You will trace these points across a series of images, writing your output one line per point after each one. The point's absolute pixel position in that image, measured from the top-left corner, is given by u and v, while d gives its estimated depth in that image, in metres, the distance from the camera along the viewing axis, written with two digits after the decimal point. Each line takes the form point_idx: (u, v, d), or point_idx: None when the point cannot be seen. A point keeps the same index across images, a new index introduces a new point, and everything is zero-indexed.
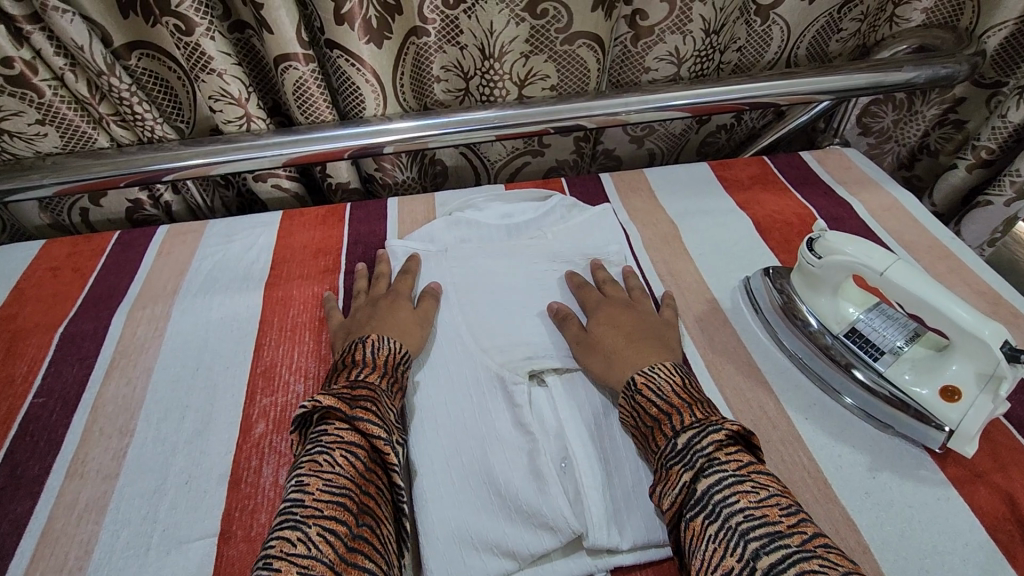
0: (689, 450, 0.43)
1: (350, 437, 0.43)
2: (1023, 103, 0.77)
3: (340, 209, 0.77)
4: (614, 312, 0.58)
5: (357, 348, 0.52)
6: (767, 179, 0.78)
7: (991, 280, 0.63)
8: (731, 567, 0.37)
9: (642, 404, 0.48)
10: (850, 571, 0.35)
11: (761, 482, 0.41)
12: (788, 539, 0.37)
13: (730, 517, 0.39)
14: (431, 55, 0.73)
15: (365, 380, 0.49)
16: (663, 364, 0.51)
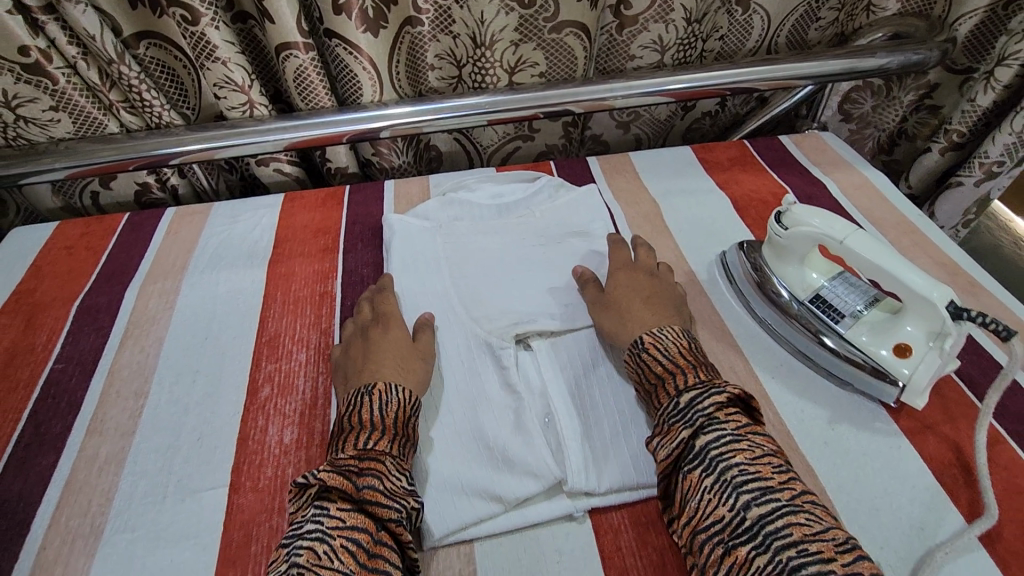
0: (690, 409, 0.47)
1: (354, 521, 0.43)
2: (990, 88, 0.80)
3: (340, 192, 0.80)
4: (639, 278, 0.60)
5: (362, 402, 0.49)
6: (746, 161, 0.82)
7: (952, 252, 0.67)
8: (723, 516, 0.41)
9: (648, 363, 0.51)
10: (832, 526, 0.39)
11: (757, 441, 0.44)
12: (779, 494, 0.40)
13: (726, 472, 0.42)
14: (425, 44, 0.76)
15: (374, 447, 0.46)
16: (674, 328, 0.54)
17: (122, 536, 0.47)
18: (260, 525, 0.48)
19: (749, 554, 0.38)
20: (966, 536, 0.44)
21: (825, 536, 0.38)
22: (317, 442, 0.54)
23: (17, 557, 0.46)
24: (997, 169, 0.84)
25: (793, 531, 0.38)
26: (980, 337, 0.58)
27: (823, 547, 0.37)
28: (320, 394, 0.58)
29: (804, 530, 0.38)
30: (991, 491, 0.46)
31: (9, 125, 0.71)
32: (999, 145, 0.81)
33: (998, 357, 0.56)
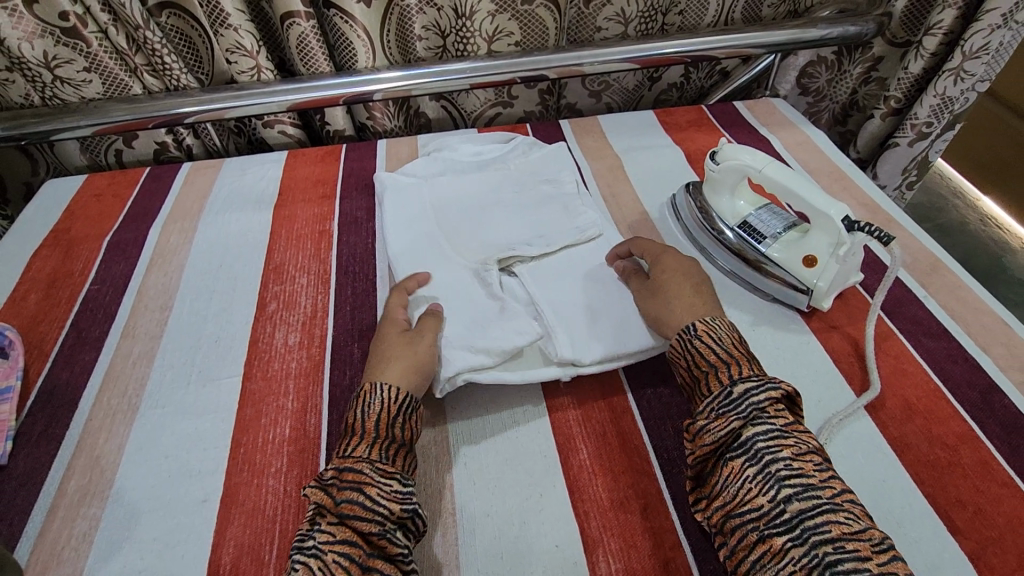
0: (743, 401, 0.46)
1: (341, 534, 0.42)
2: (919, 56, 0.89)
3: (337, 150, 0.90)
4: (672, 265, 0.61)
5: (352, 406, 0.50)
6: (702, 122, 0.91)
7: (874, 195, 0.77)
8: (763, 505, 0.41)
9: (700, 349, 0.51)
10: (868, 525, 0.40)
11: (803, 439, 0.44)
12: (821, 491, 0.40)
13: (771, 464, 0.42)
14: (413, 16, 0.85)
15: (354, 454, 0.46)
16: (726, 321, 0.54)
17: (154, 411, 0.57)
18: (267, 404, 0.57)
19: (784, 544, 0.39)
20: (854, 404, 0.54)
21: (860, 535, 0.38)
22: (318, 343, 0.62)
23: (68, 426, 0.56)
24: (928, 130, 0.94)
25: (832, 527, 0.38)
26: (876, 248, 0.69)
27: (859, 545, 0.38)
28: (320, 307, 0.66)
29: (843, 528, 0.38)
30: (877, 371, 0.56)
31: (46, 85, 0.81)
32: (926, 107, 0.91)
33: (886, 261, 0.68)
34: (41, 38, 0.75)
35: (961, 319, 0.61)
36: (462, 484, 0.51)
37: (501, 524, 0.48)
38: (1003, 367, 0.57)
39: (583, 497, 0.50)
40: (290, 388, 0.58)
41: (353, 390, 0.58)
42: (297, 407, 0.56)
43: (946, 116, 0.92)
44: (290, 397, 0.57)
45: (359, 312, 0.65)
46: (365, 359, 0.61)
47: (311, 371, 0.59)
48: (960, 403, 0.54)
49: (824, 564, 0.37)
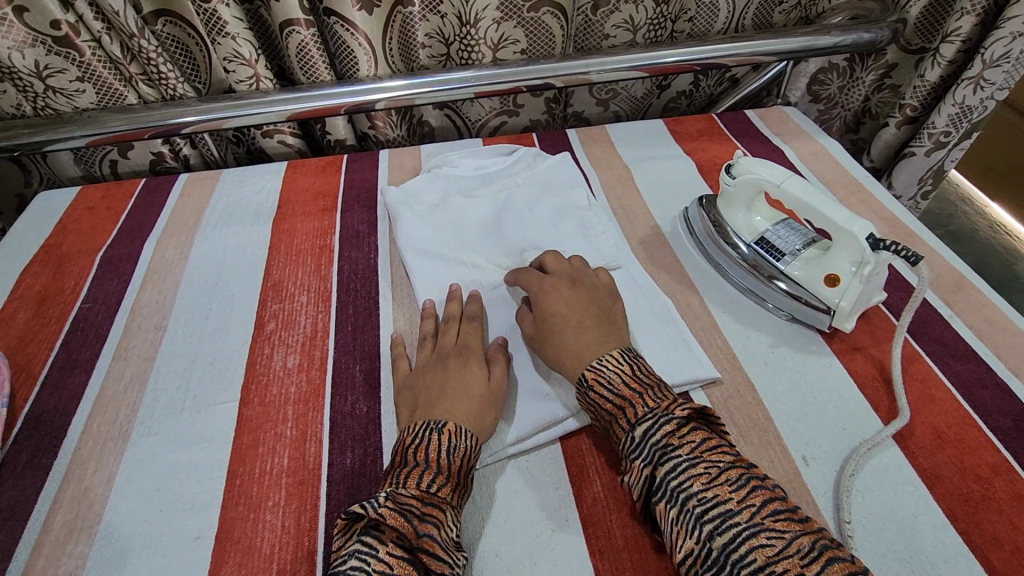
0: (645, 443, 0.45)
1: (402, 569, 0.39)
2: (936, 64, 0.87)
3: (338, 160, 0.87)
4: (563, 295, 0.58)
5: (430, 440, 0.47)
6: (713, 131, 0.89)
7: (893, 208, 0.74)
8: (692, 549, 0.40)
9: (596, 401, 0.49)
10: (798, 533, 0.38)
11: (713, 458, 0.43)
12: (738, 515, 0.39)
13: (687, 502, 0.41)
14: (416, 23, 0.83)
15: (436, 491, 0.44)
16: (613, 352, 0.52)
17: (146, 439, 0.54)
18: (265, 432, 0.54)
19: None
20: (882, 433, 0.51)
21: (789, 550, 0.37)
22: (318, 366, 0.60)
23: (56, 455, 0.53)
24: (946, 139, 0.91)
25: (756, 556, 0.37)
26: (899, 266, 0.67)
27: (789, 563, 0.36)
28: (320, 326, 0.63)
29: (766, 552, 0.37)
30: (905, 398, 0.53)
31: (38, 95, 0.78)
32: (945, 116, 0.88)
33: (911, 280, 0.65)
34: (32, 47, 0.73)
35: (989, 340, 0.59)
36: (469, 519, 0.48)
37: (510, 564, 0.46)
38: None
39: (596, 532, 0.47)
40: (289, 415, 0.55)
41: (355, 417, 0.55)
42: (297, 435, 0.54)
43: (965, 125, 0.89)
44: (288, 424, 0.55)
45: (361, 333, 0.63)
46: (367, 383, 0.58)
47: (311, 398, 0.57)
48: (992, 430, 0.52)
49: None
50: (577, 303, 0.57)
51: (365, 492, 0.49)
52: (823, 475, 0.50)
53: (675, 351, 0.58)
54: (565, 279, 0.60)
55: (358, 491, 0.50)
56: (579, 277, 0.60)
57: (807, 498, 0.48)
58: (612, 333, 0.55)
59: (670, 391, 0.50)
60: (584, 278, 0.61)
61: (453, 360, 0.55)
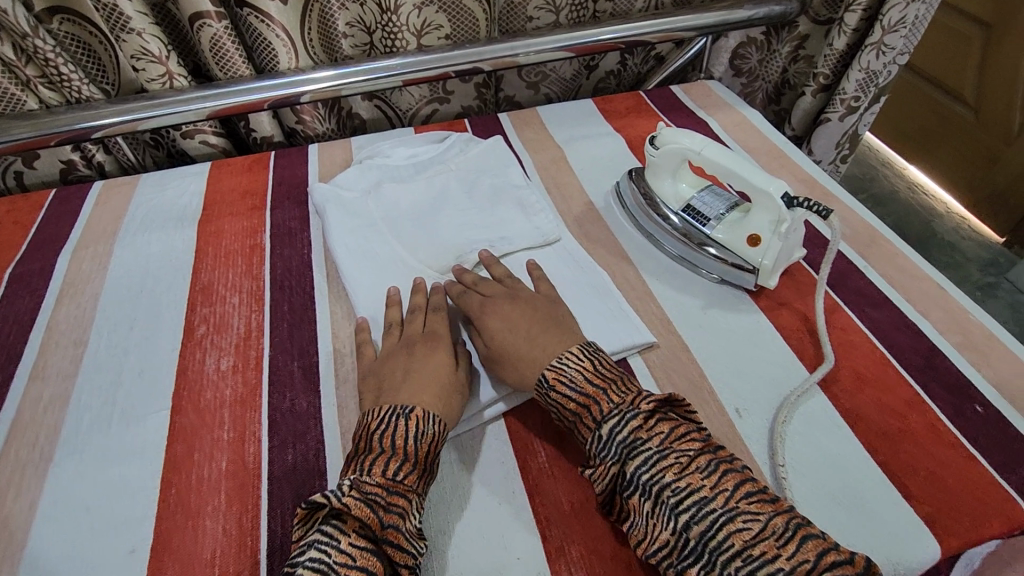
0: (612, 441, 0.45)
1: (364, 561, 0.39)
2: (842, 32, 0.91)
3: (264, 158, 0.84)
4: (504, 309, 0.57)
5: (398, 426, 0.46)
6: (640, 108, 0.91)
7: (810, 170, 0.78)
8: (669, 540, 0.41)
9: (559, 401, 0.49)
10: (771, 514, 0.39)
11: (682, 447, 0.43)
12: (714, 502, 0.40)
13: (660, 494, 0.42)
14: (334, 13, 0.81)
15: (402, 479, 0.44)
16: (572, 349, 0.51)
17: (71, 458, 0.51)
18: (201, 437, 0.52)
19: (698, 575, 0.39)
20: (809, 381, 0.54)
21: (765, 532, 0.38)
22: (253, 366, 0.58)
23: None
24: (856, 104, 0.96)
25: (734, 540, 0.38)
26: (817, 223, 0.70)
27: (766, 545, 0.38)
28: (254, 327, 0.62)
29: (744, 536, 0.39)
30: (828, 346, 0.56)
31: None
32: (853, 81, 0.93)
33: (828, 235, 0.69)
34: None
35: (900, 286, 0.63)
36: None
37: (460, 543, 0.46)
38: (942, 330, 0.58)
39: (542, 499, 0.48)
40: (226, 418, 0.54)
41: (296, 413, 0.54)
42: (235, 438, 0.52)
43: (872, 89, 0.94)
44: (225, 428, 0.53)
45: (297, 328, 0.61)
46: (306, 378, 0.57)
47: (248, 399, 0.55)
48: (905, 368, 0.55)
49: None
50: (525, 310, 0.56)
51: (309, 487, 0.49)
52: (756, 426, 0.52)
53: (611, 321, 0.59)
54: (503, 290, 0.59)
55: (302, 485, 0.49)
56: (518, 288, 0.60)
57: (743, 450, 0.50)
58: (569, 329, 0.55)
59: (631, 380, 0.50)
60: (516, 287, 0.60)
61: (421, 348, 0.54)
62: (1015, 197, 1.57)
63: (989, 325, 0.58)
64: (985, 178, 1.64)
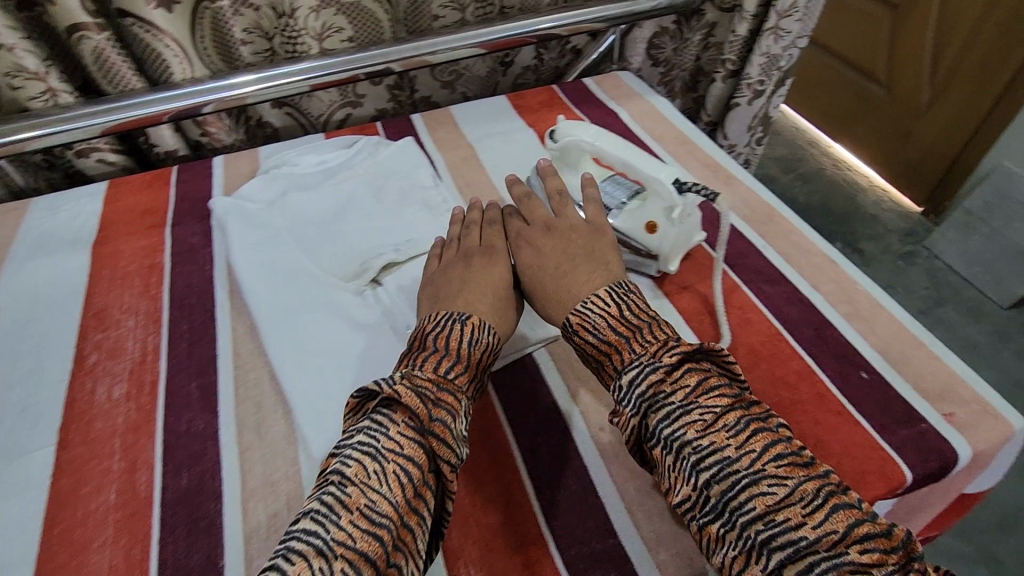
0: (632, 391, 0.44)
1: (413, 450, 0.41)
2: (743, 18, 0.94)
3: (166, 173, 0.81)
4: (548, 240, 0.59)
5: (454, 329, 0.50)
6: (553, 102, 0.92)
7: (715, 154, 0.80)
8: (690, 494, 0.40)
9: (583, 344, 0.50)
10: (801, 480, 0.38)
11: (710, 404, 0.42)
12: (738, 463, 0.39)
13: (682, 450, 0.41)
14: (228, 18, 0.78)
15: (451, 378, 0.46)
16: (600, 293, 0.52)
17: None
18: (90, 470, 0.50)
19: (718, 531, 0.38)
20: None
21: (791, 499, 0.37)
22: (148, 391, 0.56)
23: None
24: (761, 88, 0.99)
25: (755, 504, 0.37)
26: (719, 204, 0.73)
27: (791, 513, 0.36)
28: (150, 350, 0.59)
29: (767, 501, 0.37)
30: (726, 326, 0.58)
31: None
32: (756, 66, 0.96)
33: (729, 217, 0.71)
34: None
35: (794, 262, 0.65)
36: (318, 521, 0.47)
37: None
38: (833, 301, 0.61)
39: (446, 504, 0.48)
40: (117, 447, 0.51)
41: (192, 435, 0.52)
42: (127, 467, 0.50)
43: (774, 73, 0.98)
44: (117, 457, 0.51)
45: (197, 347, 0.59)
46: (205, 399, 0.55)
47: (142, 425, 0.53)
48: (797, 341, 0.57)
49: (759, 545, 0.36)
50: (571, 240, 0.59)
51: (204, 510, 0.47)
52: None
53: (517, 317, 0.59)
54: (542, 220, 0.61)
55: (197, 509, 0.47)
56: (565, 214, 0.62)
57: None
58: (606, 266, 0.55)
59: (664, 328, 0.48)
60: (561, 216, 0.61)
61: (478, 259, 0.58)
62: (927, 169, 1.65)
63: (875, 293, 0.61)
64: (900, 152, 1.72)
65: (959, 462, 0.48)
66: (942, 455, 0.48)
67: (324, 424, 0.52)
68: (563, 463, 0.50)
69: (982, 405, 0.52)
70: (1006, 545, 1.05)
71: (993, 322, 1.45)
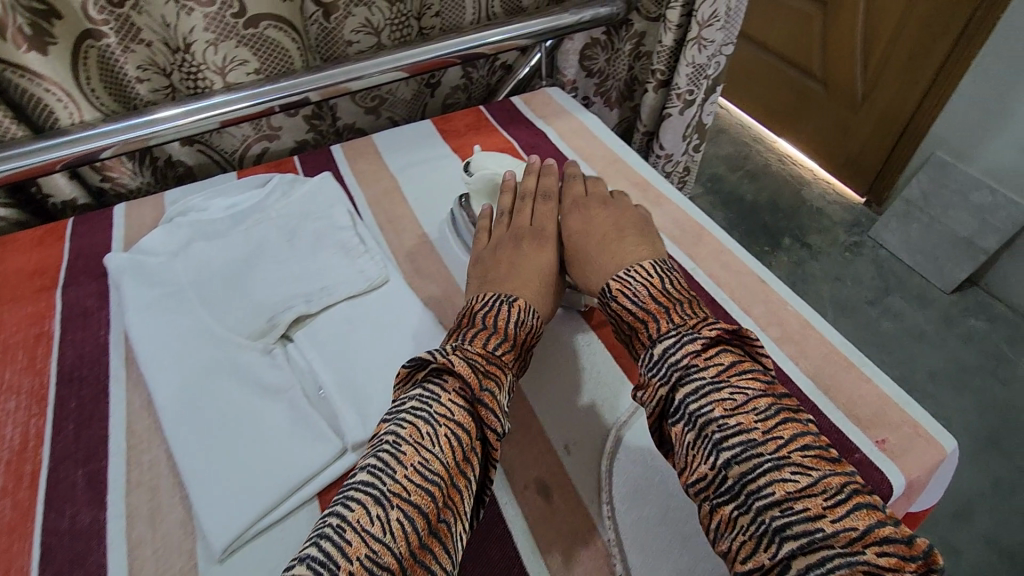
0: (664, 363, 0.45)
1: (462, 418, 0.43)
2: (668, 28, 0.93)
3: (61, 227, 0.74)
4: (596, 217, 0.63)
5: (502, 310, 0.52)
6: (480, 125, 0.88)
7: (644, 172, 0.78)
8: (706, 473, 0.40)
9: (619, 313, 0.51)
10: (827, 473, 0.37)
11: (741, 385, 0.42)
12: (763, 447, 0.39)
13: (705, 428, 0.41)
14: (118, 56, 0.72)
15: (498, 354, 0.48)
16: (643, 266, 0.53)
17: None
18: None
19: (731, 513, 0.38)
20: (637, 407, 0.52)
21: (813, 489, 0.36)
22: (27, 484, 0.50)
23: None
24: (691, 97, 0.98)
25: (775, 490, 0.37)
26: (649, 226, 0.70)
27: (810, 502, 0.36)
28: (31, 435, 0.53)
29: (788, 487, 0.37)
30: None
31: None
32: (684, 75, 0.95)
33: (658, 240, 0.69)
34: None
35: (725, 285, 0.63)
36: None
37: None
38: (763, 325, 0.59)
39: None
40: None
41: (75, 534, 0.47)
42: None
43: (703, 81, 0.97)
44: None
45: (85, 428, 0.54)
46: (92, 488, 0.49)
47: (17, 526, 0.47)
48: None
49: (772, 531, 0.36)
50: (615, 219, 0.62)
51: None
52: (584, 460, 0.50)
53: None
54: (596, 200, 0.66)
55: None
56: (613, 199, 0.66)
57: (570, 490, 0.49)
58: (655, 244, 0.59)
59: (702, 309, 0.49)
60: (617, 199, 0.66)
61: (528, 245, 0.61)
62: (867, 161, 1.68)
63: (805, 312, 0.60)
64: (840, 146, 1.74)
65: (894, 492, 0.47)
66: (877, 487, 0.47)
67: (223, 505, 0.47)
68: (485, 530, 0.47)
69: (913, 427, 0.50)
70: (961, 534, 1.06)
71: (937, 308, 1.47)
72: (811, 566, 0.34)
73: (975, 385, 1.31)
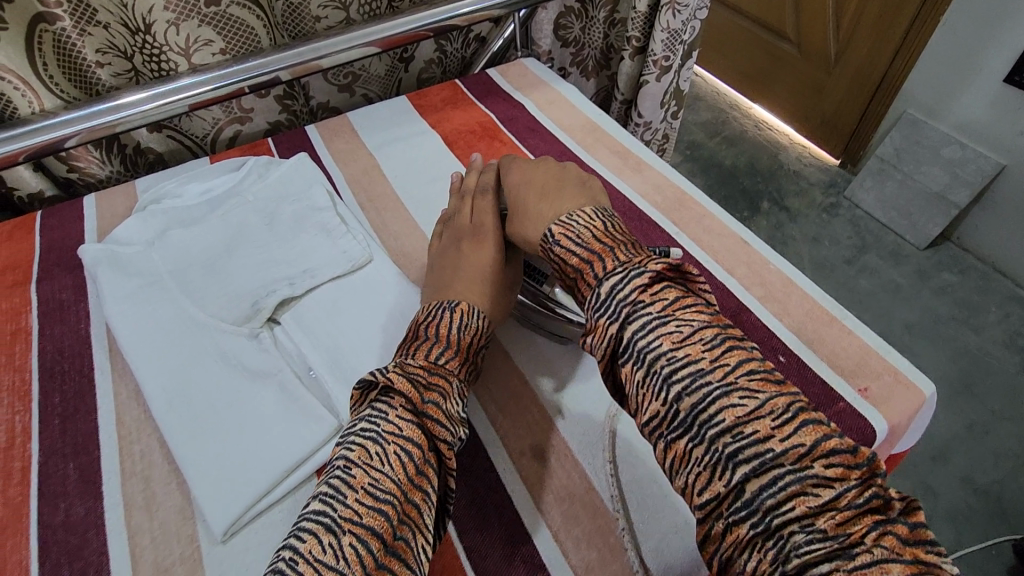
0: (611, 299, 0.42)
1: (410, 432, 0.42)
2: None
3: (30, 220, 0.72)
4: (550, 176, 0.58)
5: (444, 317, 0.51)
6: (457, 99, 0.87)
7: (625, 141, 0.78)
8: (658, 410, 0.38)
9: (563, 256, 0.47)
10: (773, 394, 0.36)
11: (687, 317, 0.39)
12: (712, 375, 0.37)
13: (655, 363, 0.38)
14: (75, 40, 0.69)
15: (444, 363, 0.48)
16: (585, 211, 0.50)
17: None
18: None
19: (686, 447, 0.37)
20: None
21: (761, 412, 0.35)
22: (17, 480, 0.49)
23: None
24: (668, 63, 0.97)
25: (725, 416, 0.35)
26: (630, 191, 0.71)
27: (759, 424, 0.35)
28: (18, 430, 0.52)
29: (737, 412, 0.35)
30: None
31: None
32: (660, 42, 0.94)
33: (642, 207, 0.68)
34: None
35: (708, 247, 0.64)
36: None
37: None
38: (747, 285, 0.60)
39: None
40: None
41: (70, 525, 0.46)
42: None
43: (679, 47, 0.96)
44: None
45: (71, 423, 0.53)
46: (83, 481, 0.49)
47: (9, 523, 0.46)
48: None
49: (725, 458, 0.35)
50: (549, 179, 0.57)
51: None
52: (579, 426, 0.51)
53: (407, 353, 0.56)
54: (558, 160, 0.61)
55: None
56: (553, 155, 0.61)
57: (567, 457, 0.49)
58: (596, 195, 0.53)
59: (645, 249, 0.46)
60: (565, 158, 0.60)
61: (468, 243, 0.59)
62: (841, 122, 1.69)
63: (787, 271, 0.61)
64: (815, 108, 1.75)
65: (877, 436, 0.48)
66: (861, 431, 0.48)
67: (218, 489, 0.47)
68: (483, 498, 0.47)
69: (894, 376, 0.52)
70: (940, 478, 1.11)
71: (913, 263, 1.50)
72: (762, 487, 0.34)
73: (949, 335, 1.35)
